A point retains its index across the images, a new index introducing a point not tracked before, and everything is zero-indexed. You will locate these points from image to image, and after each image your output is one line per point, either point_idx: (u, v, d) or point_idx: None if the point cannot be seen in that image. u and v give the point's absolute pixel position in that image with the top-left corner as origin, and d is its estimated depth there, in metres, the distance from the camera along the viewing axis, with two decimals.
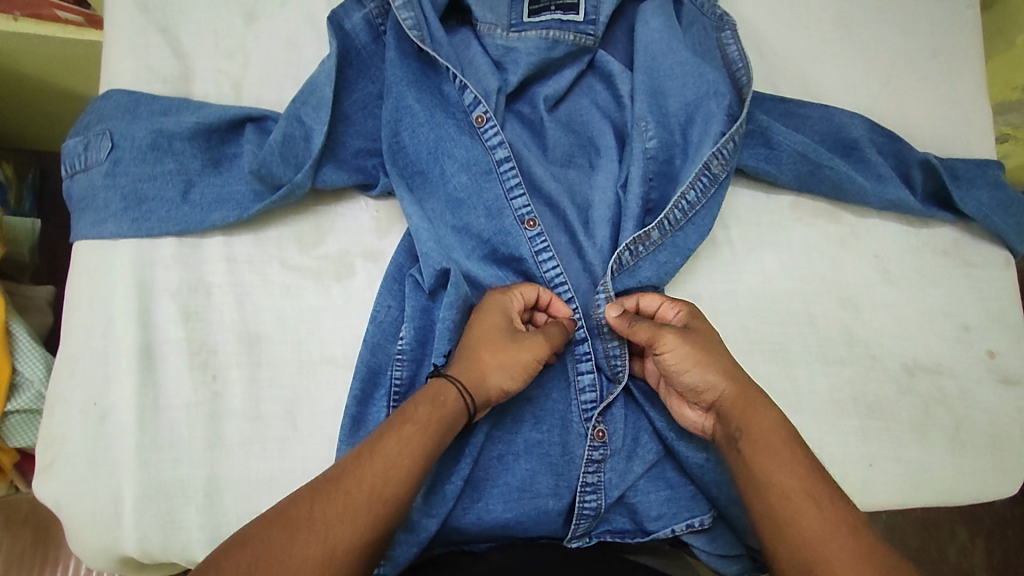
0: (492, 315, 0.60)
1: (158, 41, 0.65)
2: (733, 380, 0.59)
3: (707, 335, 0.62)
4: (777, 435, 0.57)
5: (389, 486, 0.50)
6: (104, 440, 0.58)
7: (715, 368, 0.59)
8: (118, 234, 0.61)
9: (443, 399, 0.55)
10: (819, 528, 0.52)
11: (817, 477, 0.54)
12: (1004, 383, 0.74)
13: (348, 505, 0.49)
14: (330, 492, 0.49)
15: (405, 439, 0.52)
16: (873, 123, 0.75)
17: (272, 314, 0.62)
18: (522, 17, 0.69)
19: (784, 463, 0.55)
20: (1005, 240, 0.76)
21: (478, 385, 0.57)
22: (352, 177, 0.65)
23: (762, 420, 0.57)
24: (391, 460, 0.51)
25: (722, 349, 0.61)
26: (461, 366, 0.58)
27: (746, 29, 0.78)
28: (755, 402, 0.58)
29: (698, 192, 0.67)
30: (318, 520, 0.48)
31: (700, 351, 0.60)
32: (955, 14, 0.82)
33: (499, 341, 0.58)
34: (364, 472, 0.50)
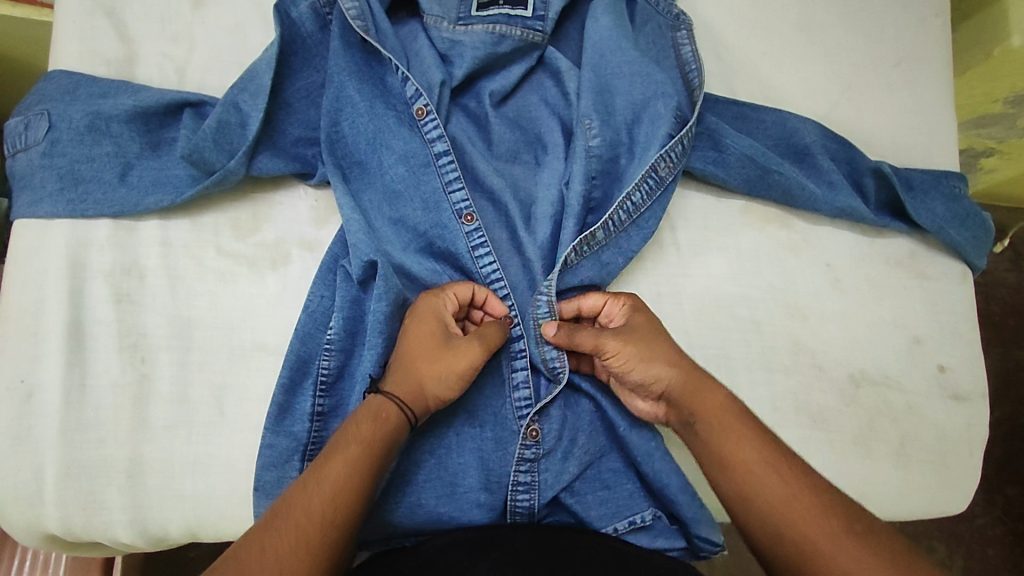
0: (426, 324, 0.58)
1: (105, 25, 0.67)
2: (679, 366, 0.59)
3: (650, 323, 0.61)
4: (728, 411, 0.57)
5: (339, 512, 0.50)
6: (29, 418, 0.57)
7: (660, 360, 0.59)
8: (53, 214, 0.61)
9: (386, 416, 0.55)
10: (786, 493, 0.52)
11: (767, 443, 0.55)
12: (953, 399, 0.71)
13: (299, 537, 0.48)
14: (281, 526, 0.48)
15: (351, 462, 0.52)
16: (827, 130, 0.74)
17: (204, 299, 0.62)
18: (471, 12, 0.68)
19: (739, 438, 0.55)
20: (962, 254, 0.74)
21: (416, 396, 0.56)
22: (289, 165, 0.65)
23: (712, 402, 0.57)
24: (339, 483, 0.51)
25: (666, 336, 0.61)
26: (398, 380, 0.57)
27: (704, 29, 0.77)
28: (699, 387, 0.58)
29: (643, 193, 0.66)
30: (270, 557, 0.47)
31: (643, 343, 0.59)
32: (920, 22, 0.80)
33: (436, 353, 0.57)
34: (311, 502, 0.50)
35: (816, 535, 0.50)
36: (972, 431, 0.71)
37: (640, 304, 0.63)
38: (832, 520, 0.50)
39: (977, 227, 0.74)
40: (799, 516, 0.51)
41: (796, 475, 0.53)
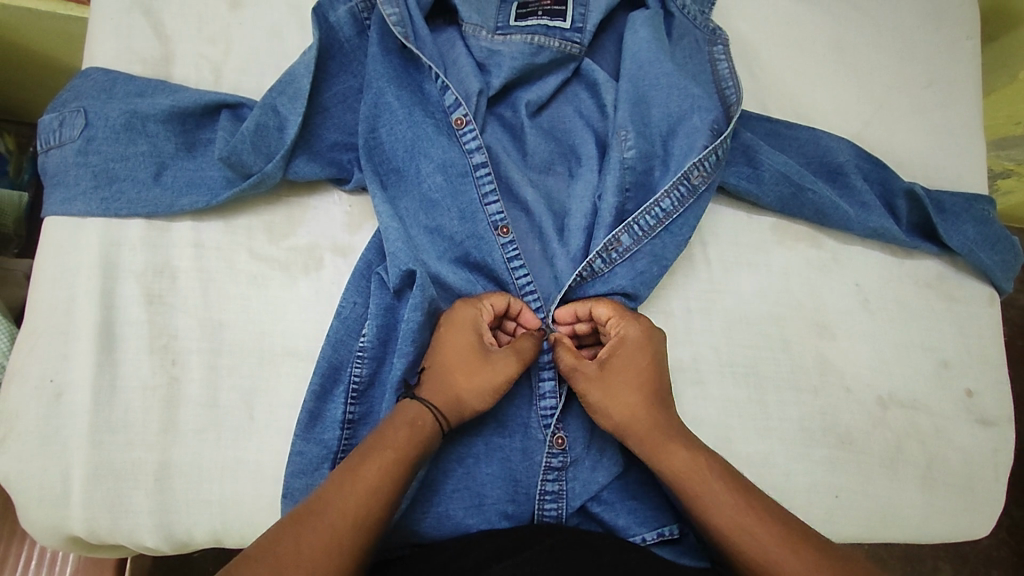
0: (462, 334, 0.58)
1: (142, 23, 0.66)
2: (635, 418, 0.58)
3: (624, 368, 0.59)
4: (692, 470, 0.56)
5: (371, 514, 0.50)
6: (59, 418, 0.57)
7: (613, 410, 0.58)
8: (86, 212, 0.60)
9: (422, 423, 0.54)
10: (766, 554, 0.52)
11: (743, 501, 0.54)
12: (980, 423, 0.71)
13: (332, 536, 0.48)
14: (314, 522, 0.48)
15: (386, 466, 0.51)
16: (860, 150, 0.74)
17: (235, 302, 0.62)
18: (509, 21, 0.68)
19: (714, 499, 0.55)
20: (990, 277, 0.75)
21: (452, 406, 0.56)
22: (324, 170, 0.64)
23: (672, 460, 0.56)
24: (374, 485, 0.51)
25: (638, 384, 0.59)
26: (434, 389, 0.56)
27: (738, 45, 0.77)
28: (661, 442, 0.57)
29: (674, 201, 0.66)
30: (304, 553, 0.47)
31: (608, 390, 0.59)
32: (952, 44, 0.81)
33: (473, 364, 0.57)
34: (345, 501, 0.49)
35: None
36: (999, 456, 0.71)
37: (622, 341, 0.60)
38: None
39: (1007, 249, 0.74)
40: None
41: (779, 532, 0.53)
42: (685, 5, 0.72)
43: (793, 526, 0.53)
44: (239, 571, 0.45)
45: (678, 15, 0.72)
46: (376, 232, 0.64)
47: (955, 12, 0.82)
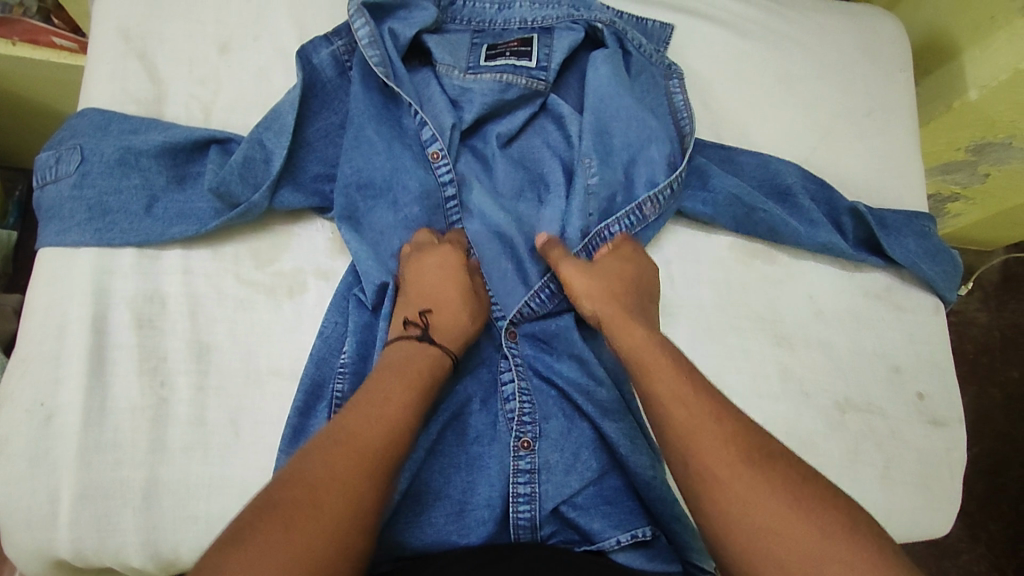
0: (459, 275, 0.66)
1: (136, 67, 0.71)
2: (611, 303, 0.65)
3: (610, 265, 0.68)
4: (663, 350, 0.61)
5: (398, 441, 0.54)
6: (48, 440, 0.58)
7: (595, 292, 0.66)
8: (80, 242, 0.63)
9: (430, 362, 0.60)
10: (746, 486, 0.51)
11: (734, 426, 0.55)
12: (932, 423, 0.76)
13: (367, 461, 0.51)
14: (343, 452, 0.51)
15: (410, 401, 0.56)
16: (806, 172, 0.80)
17: (223, 325, 0.65)
18: (479, 63, 0.74)
19: (706, 434, 0.54)
20: (935, 288, 0.80)
21: (461, 341, 0.63)
22: (309, 200, 0.69)
23: (633, 339, 0.62)
24: (400, 417, 0.55)
25: (618, 279, 0.67)
26: (445, 329, 0.62)
27: (692, 79, 0.84)
28: (627, 320, 0.64)
29: (623, 227, 0.72)
30: (335, 483, 0.50)
31: (593, 280, 0.66)
32: (886, 76, 0.89)
33: (471, 299, 0.65)
34: (376, 431, 0.53)
35: (784, 546, 0.48)
36: (952, 456, 0.75)
37: (614, 251, 0.70)
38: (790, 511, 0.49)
39: (947, 261, 0.80)
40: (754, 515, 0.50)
41: (760, 459, 0.52)
42: (642, 44, 0.78)
43: (776, 460, 0.53)
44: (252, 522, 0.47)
45: (635, 54, 0.78)
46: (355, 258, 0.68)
47: (886, 49, 0.90)
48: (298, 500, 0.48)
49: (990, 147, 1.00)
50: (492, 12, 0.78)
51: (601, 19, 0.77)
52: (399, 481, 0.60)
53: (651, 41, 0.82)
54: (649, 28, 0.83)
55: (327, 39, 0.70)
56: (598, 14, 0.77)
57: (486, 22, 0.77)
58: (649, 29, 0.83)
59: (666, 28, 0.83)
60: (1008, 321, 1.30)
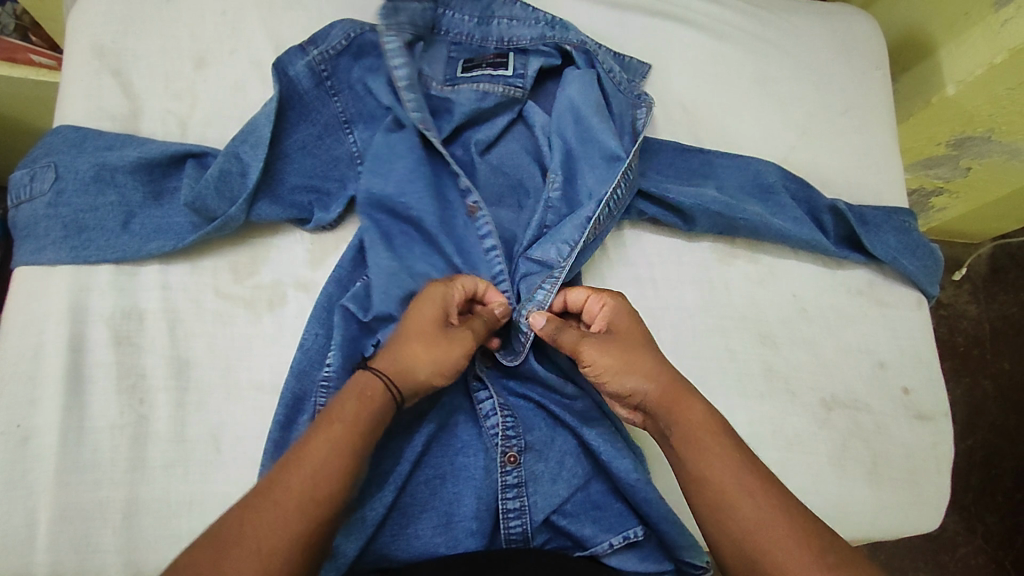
0: (429, 309, 0.60)
1: (111, 82, 0.71)
2: (655, 379, 0.59)
3: (632, 331, 0.62)
4: (705, 428, 0.57)
5: (317, 485, 0.51)
6: (25, 463, 0.57)
7: (637, 372, 0.59)
8: (55, 260, 0.63)
9: (369, 394, 0.56)
10: (805, 571, 0.51)
11: (784, 501, 0.54)
12: (918, 418, 0.76)
13: (275, 516, 0.49)
14: (259, 502, 0.50)
15: (333, 443, 0.53)
16: (786, 171, 0.80)
17: (202, 340, 0.64)
18: (455, 73, 0.74)
19: (760, 513, 0.54)
20: (917, 283, 0.80)
21: (406, 375, 0.58)
22: (286, 212, 0.68)
23: (690, 422, 0.58)
24: (319, 462, 0.52)
25: (649, 348, 0.61)
26: (392, 360, 0.58)
27: (670, 81, 0.84)
28: (678, 400, 0.59)
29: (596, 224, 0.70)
30: (248, 534, 0.49)
31: (626, 356, 0.60)
32: (862, 74, 0.90)
33: (435, 340, 0.59)
34: (290, 479, 0.51)
35: None
36: (939, 450, 0.75)
37: (620, 308, 0.64)
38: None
39: (928, 256, 0.81)
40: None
41: (813, 540, 0.53)
42: (612, 70, 0.77)
43: (825, 538, 0.53)
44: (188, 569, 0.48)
45: (605, 77, 0.76)
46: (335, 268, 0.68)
47: (862, 47, 0.91)
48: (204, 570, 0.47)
49: (971, 141, 1.01)
50: (469, 24, 0.76)
51: (570, 41, 0.76)
52: (383, 496, 0.60)
53: (628, 75, 0.81)
54: (627, 63, 0.81)
55: (302, 50, 0.70)
56: (569, 36, 0.76)
57: (463, 35, 0.76)
58: (627, 64, 0.81)
59: (644, 66, 0.82)
60: (998, 313, 1.30)
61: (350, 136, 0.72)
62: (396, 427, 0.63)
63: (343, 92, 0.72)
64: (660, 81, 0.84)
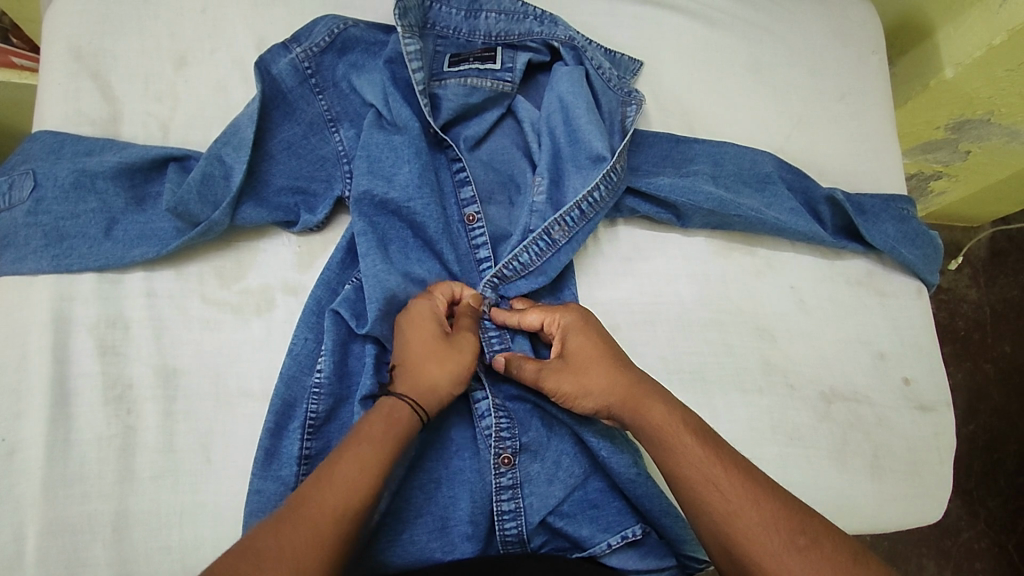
0: (426, 325, 0.61)
1: (89, 85, 0.69)
2: (613, 393, 0.60)
3: (582, 346, 0.62)
4: (673, 431, 0.57)
5: (351, 506, 0.51)
6: (12, 477, 0.56)
7: (596, 390, 0.60)
8: (37, 270, 0.61)
9: (399, 415, 0.56)
10: (773, 555, 0.51)
11: (752, 484, 0.54)
12: (920, 409, 0.75)
13: (313, 531, 0.49)
14: (297, 518, 0.49)
15: (362, 461, 0.53)
16: (782, 161, 0.79)
17: (190, 347, 0.63)
18: (442, 68, 0.72)
19: (725, 501, 0.53)
20: (916, 271, 0.79)
21: (430, 394, 0.58)
22: (273, 215, 0.67)
23: (651, 426, 0.58)
24: (351, 481, 0.52)
25: (603, 359, 0.61)
26: (413, 385, 0.58)
27: (662, 71, 0.82)
28: (636, 405, 0.59)
29: (571, 219, 0.69)
30: (287, 550, 0.47)
31: (581, 379, 0.61)
32: (858, 60, 0.88)
33: (442, 350, 0.60)
34: (323, 494, 0.51)
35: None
36: (940, 440, 0.74)
37: (573, 324, 0.63)
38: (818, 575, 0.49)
39: (927, 244, 0.79)
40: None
41: (782, 520, 0.52)
42: (602, 66, 0.75)
43: (796, 519, 0.52)
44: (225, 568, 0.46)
45: (593, 73, 0.75)
46: (324, 270, 0.66)
47: (858, 32, 0.89)
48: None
49: (970, 125, 0.99)
50: (457, 17, 0.74)
51: (558, 37, 0.74)
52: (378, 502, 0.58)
53: (619, 71, 0.79)
54: (617, 59, 0.79)
55: (285, 48, 0.68)
56: (557, 32, 0.75)
57: (450, 28, 0.74)
58: (616, 59, 0.79)
59: (634, 62, 0.80)
60: (999, 296, 1.29)
61: (336, 134, 0.70)
62: None
63: (328, 90, 0.70)
64: (652, 71, 0.82)
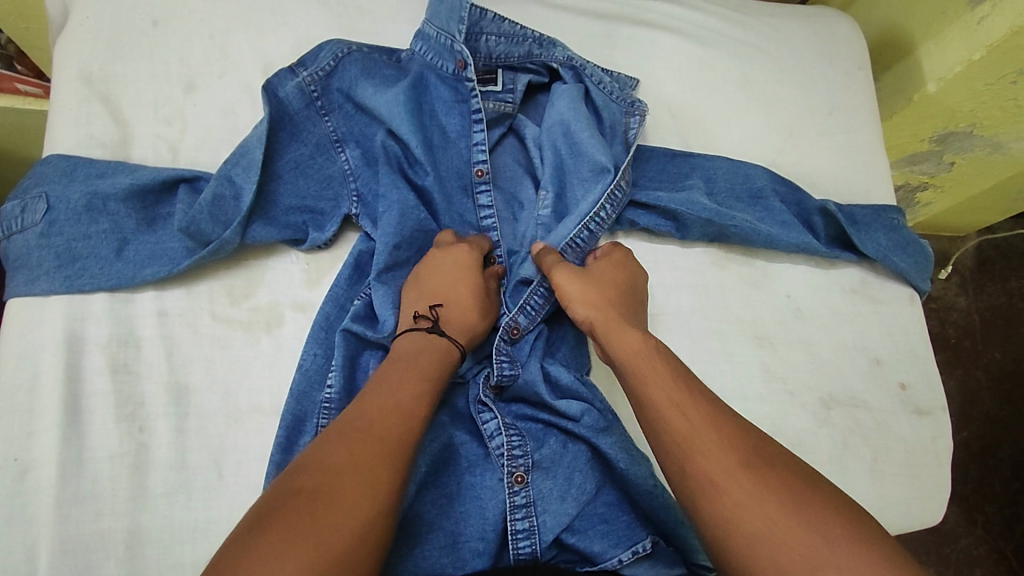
0: (471, 277, 0.67)
1: (100, 110, 0.71)
2: (603, 309, 0.65)
3: (604, 273, 0.68)
4: (644, 351, 0.61)
5: (410, 427, 0.54)
6: (24, 497, 0.56)
7: (594, 298, 0.66)
8: (49, 290, 0.62)
9: (454, 357, 0.62)
10: (726, 471, 0.50)
11: (712, 410, 0.55)
12: (916, 413, 0.77)
13: (379, 448, 0.51)
14: (362, 436, 0.51)
15: (416, 390, 0.56)
16: (775, 174, 0.81)
17: (201, 365, 0.64)
18: (450, 100, 0.73)
19: (684, 416, 0.55)
20: (908, 279, 0.81)
21: (474, 340, 0.65)
22: (281, 233, 0.68)
23: (626, 345, 0.62)
24: (407, 406, 0.55)
25: (613, 287, 0.67)
26: (461, 329, 0.64)
27: (657, 90, 0.85)
28: (619, 326, 0.63)
29: (584, 238, 0.72)
30: (359, 461, 0.50)
31: (584, 286, 0.66)
32: (845, 75, 0.91)
33: (483, 302, 0.67)
34: (386, 420, 0.53)
35: (756, 506, 0.48)
36: (937, 444, 0.76)
37: (607, 258, 0.70)
38: (763, 496, 0.49)
39: (918, 252, 0.82)
40: (733, 497, 0.49)
41: (737, 445, 0.52)
42: (601, 81, 0.77)
43: (752, 446, 0.52)
44: (296, 482, 0.48)
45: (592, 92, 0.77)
46: (331, 287, 0.68)
47: (844, 48, 0.93)
48: (307, 490, 0.47)
49: (953, 137, 1.03)
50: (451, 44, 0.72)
51: (557, 59, 0.76)
52: (390, 517, 0.58)
53: (618, 86, 0.80)
54: (615, 76, 0.80)
55: (292, 71, 0.70)
56: (556, 54, 0.76)
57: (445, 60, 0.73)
58: (615, 77, 0.80)
59: (631, 80, 0.81)
60: (988, 303, 1.32)
61: (342, 154, 0.72)
62: None
63: (334, 112, 0.72)
64: (648, 89, 0.85)
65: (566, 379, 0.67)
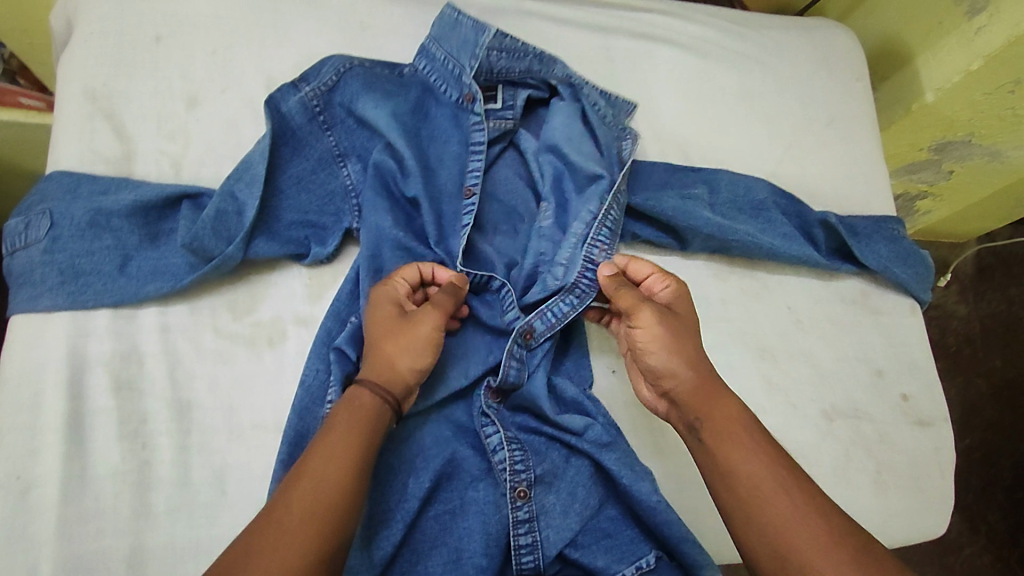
0: (382, 310, 0.62)
1: (103, 126, 0.71)
2: (696, 368, 0.60)
3: (687, 324, 0.63)
4: (742, 425, 0.57)
5: (329, 484, 0.52)
6: (26, 516, 0.56)
7: (681, 356, 0.61)
8: (52, 307, 0.62)
9: (359, 401, 0.56)
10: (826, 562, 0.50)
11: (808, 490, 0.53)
12: (919, 424, 0.77)
13: (298, 515, 0.50)
14: (282, 504, 0.50)
15: (332, 440, 0.54)
16: (776, 187, 0.82)
17: (204, 381, 0.64)
18: (449, 125, 0.75)
19: (782, 500, 0.53)
20: (909, 290, 0.82)
21: (389, 374, 0.59)
22: (285, 248, 0.69)
23: (724, 414, 0.58)
24: (328, 459, 0.53)
25: (697, 342, 0.62)
26: (371, 367, 0.59)
27: (656, 102, 0.86)
28: (715, 394, 0.59)
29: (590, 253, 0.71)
30: (281, 532, 0.49)
31: (666, 339, 0.61)
32: (843, 86, 0.92)
33: (398, 330, 0.61)
34: (302, 482, 0.51)
35: None
36: (940, 455, 0.76)
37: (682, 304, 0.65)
38: None
39: (919, 263, 0.82)
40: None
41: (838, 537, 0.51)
42: (598, 104, 0.77)
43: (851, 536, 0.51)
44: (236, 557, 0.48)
45: (591, 110, 0.77)
46: (334, 300, 0.68)
47: (842, 60, 0.94)
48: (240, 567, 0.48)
49: (952, 146, 1.03)
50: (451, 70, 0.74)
51: (556, 75, 0.76)
52: (391, 533, 0.60)
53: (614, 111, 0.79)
54: (614, 101, 0.80)
55: (294, 87, 0.70)
56: (556, 71, 0.77)
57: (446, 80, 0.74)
58: (612, 101, 0.80)
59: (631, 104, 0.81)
60: (988, 310, 1.32)
61: (344, 169, 0.72)
62: (402, 460, 0.63)
63: (336, 126, 0.72)
64: (648, 103, 0.85)
65: (571, 394, 0.68)
